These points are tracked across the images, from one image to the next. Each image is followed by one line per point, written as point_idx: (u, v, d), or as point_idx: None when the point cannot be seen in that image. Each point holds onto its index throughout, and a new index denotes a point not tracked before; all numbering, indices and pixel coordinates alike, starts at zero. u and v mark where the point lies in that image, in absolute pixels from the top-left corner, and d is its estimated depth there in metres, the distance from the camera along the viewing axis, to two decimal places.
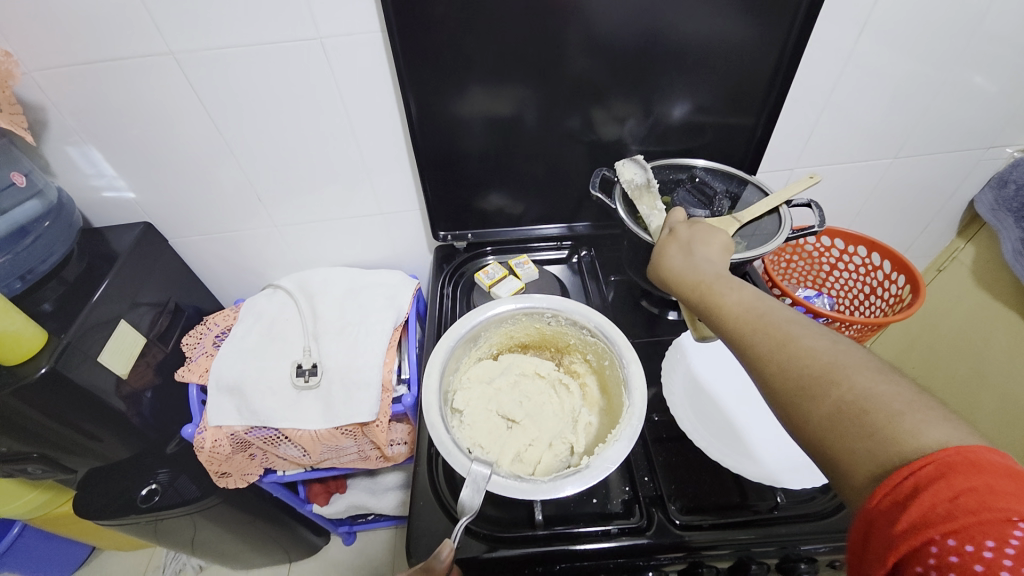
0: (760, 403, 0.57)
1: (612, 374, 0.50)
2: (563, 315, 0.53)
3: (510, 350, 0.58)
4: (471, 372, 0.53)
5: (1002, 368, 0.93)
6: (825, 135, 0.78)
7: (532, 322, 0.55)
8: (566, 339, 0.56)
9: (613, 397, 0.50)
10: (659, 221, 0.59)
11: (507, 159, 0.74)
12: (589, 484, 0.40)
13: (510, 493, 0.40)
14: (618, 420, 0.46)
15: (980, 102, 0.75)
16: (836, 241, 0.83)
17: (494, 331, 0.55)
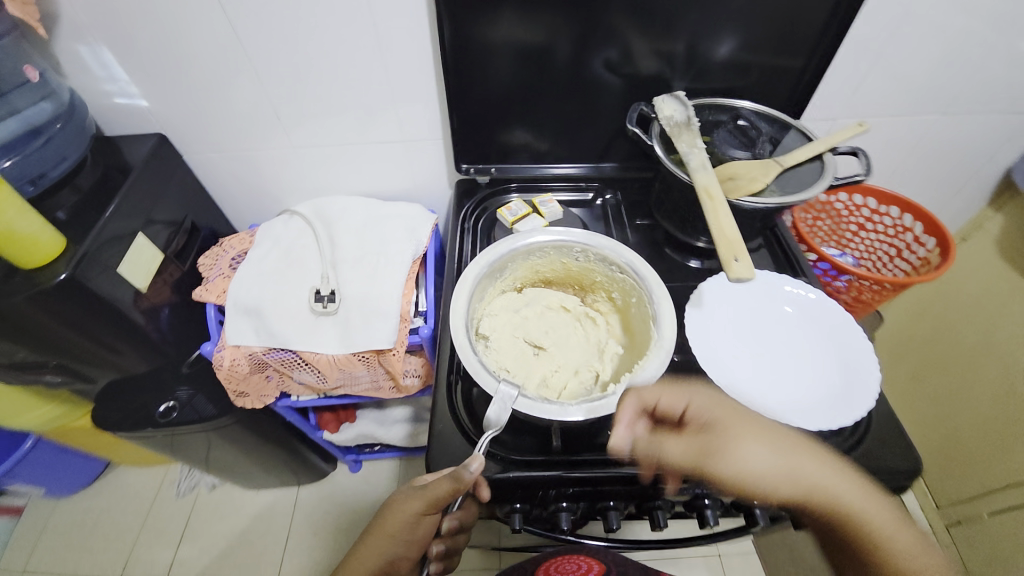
0: (782, 345, 0.54)
1: (638, 312, 0.50)
2: (592, 252, 0.52)
3: (534, 285, 0.57)
4: (496, 302, 0.53)
5: (1016, 342, 0.91)
6: (876, 85, 0.73)
7: (560, 257, 0.54)
8: (592, 276, 0.55)
9: (638, 333, 0.50)
10: (698, 160, 0.57)
11: (537, 91, 0.70)
12: (615, 408, 0.40)
13: (537, 413, 0.41)
14: (644, 354, 0.46)
15: None
16: (869, 199, 0.80)
17: (521, 263, 0.54)
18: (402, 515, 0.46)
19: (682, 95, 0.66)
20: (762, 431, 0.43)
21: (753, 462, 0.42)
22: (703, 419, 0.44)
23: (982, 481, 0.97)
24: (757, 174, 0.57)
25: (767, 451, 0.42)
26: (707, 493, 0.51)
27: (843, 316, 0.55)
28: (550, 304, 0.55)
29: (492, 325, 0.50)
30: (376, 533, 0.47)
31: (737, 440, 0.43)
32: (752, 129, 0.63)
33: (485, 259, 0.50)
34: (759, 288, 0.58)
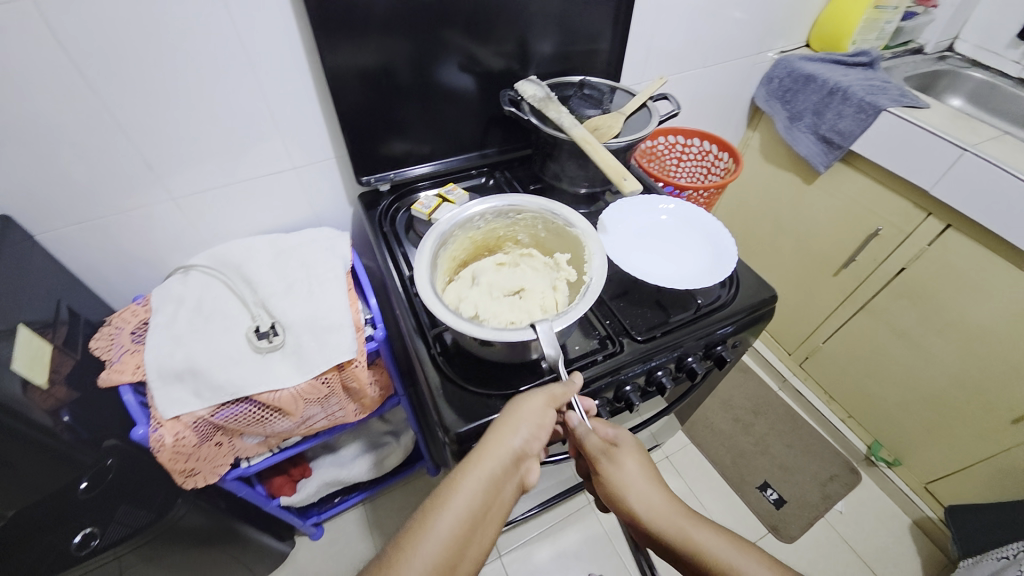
0: (670, 239, 0.72)
1: (548, 227, 0.65)
2: (487, 213, 0.63)
3: (455, 270, 0.66)
4: (451, 292, 0.61)
5: (791, 216, 1.28)
6: (656, 55, 0.98)
7: (465, 233, 0.63)
8: (496, 234, 0.68)
9: (560, 245, 0.65)
10: (569, 120, 0.71)
11: (416, 97, 0.78)
12: (602, 284, 0.53)
13: (566, 322, 0.50)
14: (581, 247, 0.60)
15: (746, 22, 1.03)
16: (678, 137, 1.07)
17: (443, 257, 0.62)
18: (529, 407, 0.52)
19: (536, 79, 0.80)
20: (651, 467, 0.54)
21: (633, 472, 0.53)
22: (618, 440, 0.55)
23: (807, 321, 1.35)
24: (612, 123, 0.74)
25: (647, 473, 0.53)
26: (657, 365, 0.65)
27: (698, 210, 0.74)
28: (489, 270, 0.66)
29: (471, 306, 0.59)
30: (508, 416, 0.52)
31: (624, 462, 0.54)
32: (599, 92, 0.80)
33: (424, 264, 0.56)
34: (641, 205, 0.75)
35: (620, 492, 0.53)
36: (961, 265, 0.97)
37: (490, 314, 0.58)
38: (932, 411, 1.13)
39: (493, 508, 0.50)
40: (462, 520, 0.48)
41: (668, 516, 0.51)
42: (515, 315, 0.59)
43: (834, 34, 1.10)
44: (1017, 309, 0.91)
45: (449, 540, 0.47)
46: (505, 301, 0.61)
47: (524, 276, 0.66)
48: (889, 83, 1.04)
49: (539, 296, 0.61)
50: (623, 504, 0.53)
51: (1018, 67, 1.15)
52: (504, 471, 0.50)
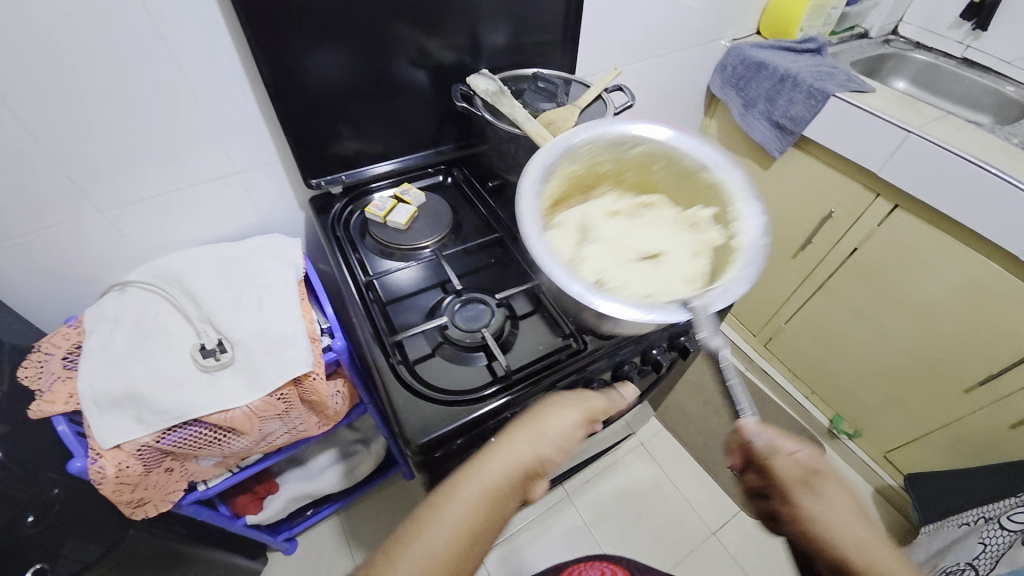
0: None
1: (679, 169, 0.64)
2: (602, 143, 0.62)
3: (560, 211, 0.63)
4: (563, 243, 0.57)
5: None
6: (611, 44, 0.97)
7: (569, 166, 0.62)
8: (601, 168, 0.66)
9: (688, 184, 0.64)
10: (523, 115, 0.70)
11: (364, 95, 0.75)
12: (758, 244, 0.52)
13: (729, 298, 0.48)
14: (719, 195, 0.59)
15: (697, 9, 1.03)
16: None
17: (548, 192, 0.59)
18: (557, 419, 0.52)
19: (488, 73, 0.78)
20: (847, 493, 0.52)
21: (833, 503, 0.51)
22: (814, 467, 0.51)
23: (770, 303, 1.39)
24: (568, 116, 0.72)
25: (844, 503, 0.51)
26: (623, 359, 0.65)
27: None
28: (600, 219, 0.63)
29: (598, 268, 0.55)
30: (532, 424, 0.52)
31: (826, 488, 0.51)
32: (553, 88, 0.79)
33: (532, 210, 0.53)
34: None
35: (822, 527, 0.49)
36: (908, 244, 1.01)
37: (620, 279, 0.54)
38: (886, 384, 1.18)
39: (500, 517, 0.48)
40: (464, 526, 0.47)
41: (872, 551, 0.49)
42: (648, 284, 0.54)
43: (783, 21, 1.12)
44: (959, 284, 0.95)
45: (449, 542, 0.46)
46: (627, 259, 0.58)
47: (646, 233, 0.63)
48: (836, 68, 1.06)
49: (672, 259, 0.58)
50: (822, 539, 0.50)
51: (961, 46, 1.19)
52: (513, 487, 0.49)
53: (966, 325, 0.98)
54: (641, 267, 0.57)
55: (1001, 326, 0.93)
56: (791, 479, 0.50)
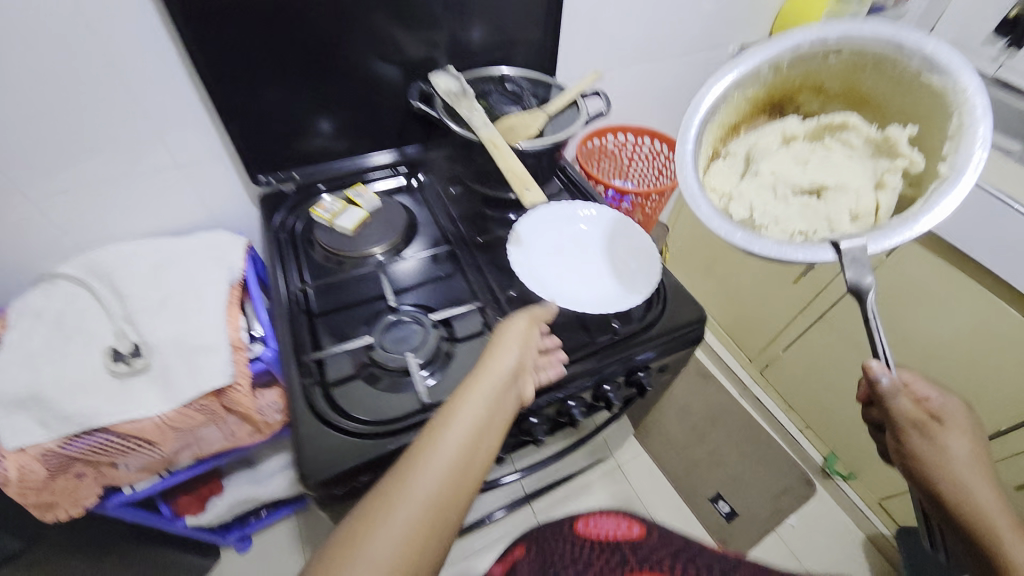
0: (591, 256, 0.65)
1: (895, 75, 0.54)
2: (784, 59, 0.57)
3: (727, 137, 0.63)
4: (717, 177, 0.60)
5: None
6: (603, 45, 0.89)
7: (745, 92, 0.59)
8: (795, 83, 0.61)
9: (895, 100, 0.56)
10: (480, 119, 0.64)
11: (317, 89, 0.70)
12: (969, 176, 0.46)
13: (890, 243, 0.46)
14: (939, 105, 0.51)
15: (701, 11, 0.95)
16: (628, 135, 1.00)
17: (712, 126, 0.60)
18: (515, 327, 0.52)
19: (452, 70, 0.73)
20: (975, 453, 0.51)
21: (950, 460, 0.50)
22: (940, 415, 0.52)
23: (767, 329, 1.30)
24: (529, 123, 0.67)
25: (966, 468, 0.50)
26: (568, 395, 0.59)
27: (622, 219, 0.68)
28: (774, 147, 0.61)
29: (746, 206, 0.58)
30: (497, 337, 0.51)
31: (949, 434, 0.50)
32: (526, 91, 0.73)
33: (687, 159, 0.56)
34: (558, 212, 0.67)
35: (933, 465, 0.50)
36: (917, 281, 0.91)
37: (771, 217, 0.57)
38: None
39: (501, 417, 0.46)
40: (470, 431, 0.43)
41: (997, 518, 0.48)
42: (804, 222, 0.56)
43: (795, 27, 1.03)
44: (969, 328, 0.86)
45: (457, 452, 0.41)
46: (789, 192, 0.58)
47: (829, 160, 0.59)
48: None
49: (849, 193, 0.56)
50: (928, 475, 0.51)
51: (994, 66, 1.08)
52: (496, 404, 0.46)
53: (973, 374, 0.89)
54: (804, 207, 0.57)
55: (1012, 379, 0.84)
56: (907, 415, 0.52)
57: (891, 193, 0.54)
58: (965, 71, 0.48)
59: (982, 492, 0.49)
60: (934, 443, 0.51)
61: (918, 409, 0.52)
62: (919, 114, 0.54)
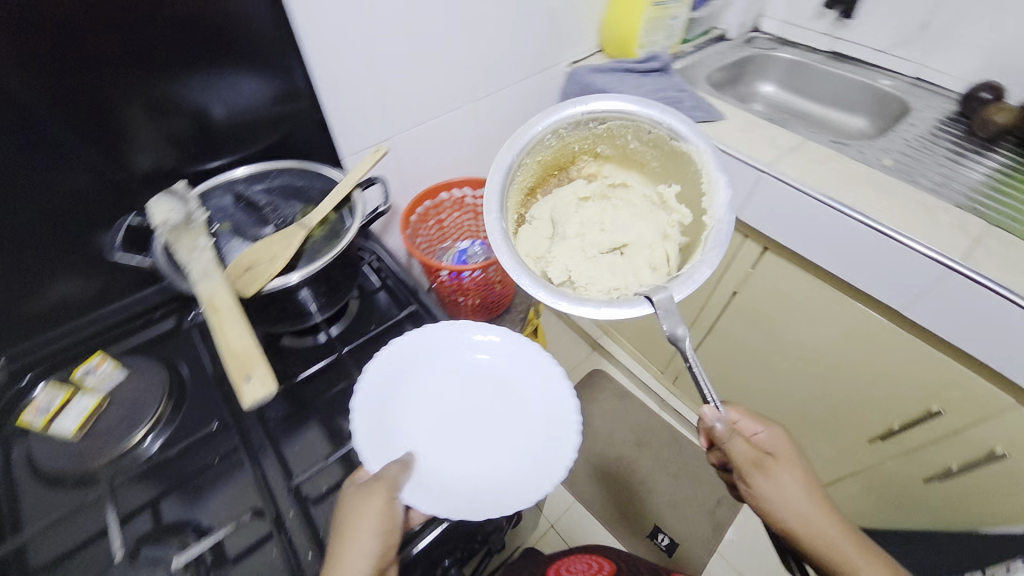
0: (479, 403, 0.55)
1: (643, 143, 0.63)
2: (562, 128, 0.62)
3: (526, 199, 0.66)
4: (525, 237, 0.62)
5: None
6: (405, 102, 0.76)
7: (535, 156, 0.63)
8: (571, 150, 0.67)
9: (652, 161, 0.65)
10: (202, 267, 0.51)
11: (29, 236, 0.54)
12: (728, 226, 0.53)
13: (689, 289, 0.50)
14: (686, 162, 0.59)
15: (511, 39, 0.84)
16: (465, 190, 0.91)
17: (512, 192, 0.62)
18: (372, 511, 0.43)
19: (184, 187, 0.57)
20: (808, 484, 0.53)
21: (790, 494, 0.51)
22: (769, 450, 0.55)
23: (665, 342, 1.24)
24: (276, 252, 0.53)
25: (802, 491, 0.52)
26: None
27: (529, 351, 0.57)
28: (571, 207, 0.66)
29: (563, 267, 0.59)
30: (346, 531, 0.42)
31: (782, 471, 0.53)
32: (286, 211, 0.62)
33: (497, 224, 0.55)
34: (446, 341, 0.58)
35: (771, 505, 0.52)
36: (789, 291, 0.86)
37: (587, 277, 0.58)
38: (792, 427, 1.05)
39: None
40: None
41: (831, 536, 0.51)
42: (613, 278, 0.59)
43: (620, 38, 0.96)
44: (843, 333, 0.82)
45: None
46: (592, 252, 0.61)
47: (619, 216, 0.65)
48: (683, 91, 0.90)
49: (644, 248, 0.61)
50: (769, 513, 0.52)
51: (826, 39, 1.07)
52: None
53: (862, 382, 0.84)
54: (610, 261, 0.61)
55: (890, 387, 0.81)
56: (743, 459, 0.52)
57: (675, 244, 0.60)
58: (697, 135, 0.57)
59: (812, 513, 0.51)
60: (769, 488, 0.52)
61: (751, 453, 0.53)
62: (674, 171, 0.63)
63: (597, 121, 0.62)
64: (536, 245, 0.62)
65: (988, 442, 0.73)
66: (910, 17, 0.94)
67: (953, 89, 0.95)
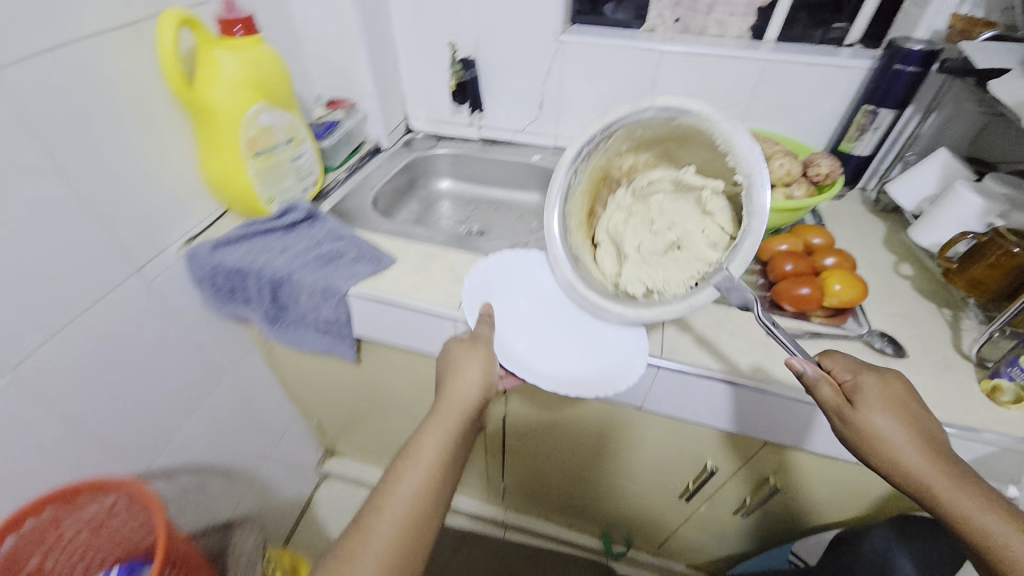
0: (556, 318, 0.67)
1: (657, 129, 0.53)
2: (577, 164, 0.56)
3: (591, 225, 0.63)
4: (599, 271, 0.60)
5: (370, 394, 0.95)
6: None
7: (574, 196, 0.59)
8: (600, 167, 0.59)
9: (671, 139, 0.54)
10: None
11: None
12: (766, 183, 0.44)
13: (748, 257, 0.46)
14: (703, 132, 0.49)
15: (25, 266, 0.54)
16: (43, 513, 0.55)
17: (572, 236, 0.59)
18: (470, 352, 0.58)
19: None
20: (909, 419, 0.45)
21: (884, 419, 0.45)
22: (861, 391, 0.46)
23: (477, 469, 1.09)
24: None
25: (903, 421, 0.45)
26: None
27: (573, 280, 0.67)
28: (622, 217, 0.59)
29: (641, 279, 0.55)
30: (449, 377, 0.57)
31: (873, 408, 0.45)
32: None
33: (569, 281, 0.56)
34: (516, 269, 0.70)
35: (865, 444, 0.45)
36: (548, 408, 0.79)
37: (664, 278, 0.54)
38: (615, 504, 1.00)
39: (456, 457, 0.53)
40: (431, 472, 0.50)
41: (925, 468, 0.43)
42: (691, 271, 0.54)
43: (238, 195, 0.74)
44: (607, 424, 0.76)
45: (425, 485, 0.50)
46: (656, 253, 0.55)
47: (666, 206, 0.56)
48: (340, 241, 0.74)
49: (695, 231, 0.53)
50: (864, 452, 0.45)
51: (475, 128, 1.07)
52: (468, 426, 0.55)
53: (646, 463, 0.81)
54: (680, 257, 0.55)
55: (663, 460, 0.79)
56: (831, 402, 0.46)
57: (727, 211, 0.51)
58: (692, 103, 0.47)
59: (905, 443, 0.44)
60: (860, 411, 0.45)
61: (835, 390, 0.47)
62: (694, 142, 0.52)
63: (604, 135, 0.54)
64: (615, 263, 0.60)
65: (763, 473, 0.71)
66: (529, 96, 0.99)
67: None
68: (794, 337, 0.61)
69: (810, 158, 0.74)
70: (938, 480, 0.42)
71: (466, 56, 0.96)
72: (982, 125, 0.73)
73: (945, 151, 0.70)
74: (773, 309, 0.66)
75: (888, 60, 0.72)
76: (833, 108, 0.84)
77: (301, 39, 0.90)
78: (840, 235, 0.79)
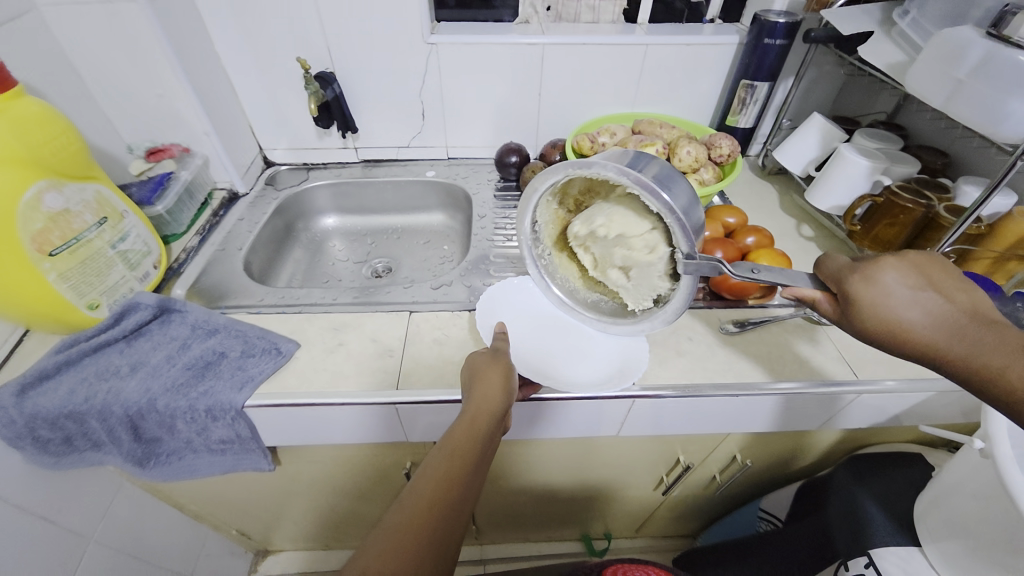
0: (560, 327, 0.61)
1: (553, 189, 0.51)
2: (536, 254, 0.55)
3: None
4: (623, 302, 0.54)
5: (301, 491, 0.79)
6: None
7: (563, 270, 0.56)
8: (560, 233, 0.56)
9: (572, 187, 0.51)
10: None
11: None
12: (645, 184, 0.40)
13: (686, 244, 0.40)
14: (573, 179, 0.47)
15: None
16: None
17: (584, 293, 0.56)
18: (489, 359, 0.51)
19: None
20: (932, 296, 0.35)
21: (895, 311, 0.35)
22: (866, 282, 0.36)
23: None
24: None
25: (920, 298, 0.35)
26: None
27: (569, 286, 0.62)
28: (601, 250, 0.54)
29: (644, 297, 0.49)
30: (470, 387, 0.48)
31: (883, 301, 0.35)
32: None
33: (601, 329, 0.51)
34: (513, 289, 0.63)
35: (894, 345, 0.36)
36: (515, 454, 0.71)
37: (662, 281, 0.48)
38: (595, 511, 0.98)
39: (483, 463, 0.42)
40: (450, 471, 0.39)
41: (966, 347, 0.33)
42: None
43: (36, 312, 0.53)
44: (581, 453, 0.71)
45: (439, 489, 0.38)
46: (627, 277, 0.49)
47: None
48: (216, 337, 0.58)
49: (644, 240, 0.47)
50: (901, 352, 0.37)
51: (351, 151, 0.92)
52: (495, 431, 0.44)
53: (623, 475, 0.78)
54: None
55: (640, 469, 0.76)
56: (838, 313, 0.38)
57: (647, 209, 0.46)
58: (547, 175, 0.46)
59: (929, 324, 0.35)
60: (865, 313, 0.36)
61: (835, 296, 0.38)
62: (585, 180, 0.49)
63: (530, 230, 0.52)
64: None
65: (731, 453, 0.71)
66: (408, 108, 0.87)
67: (484, 156, 0.95)
68: (747, 327, 0.61)
69: (710, 140, 0.74)
70: (982, 352, 0.33)
71: (322, 72, 0.80)
72: (840, 84, 0.81)
73: (819, 115, 0.75)
74: (715, 301, 0.65)
75: (757, 34, 0.73)
76: (712, 85, 0.86)
77: (86, 75, 0.67)
78: (747, 207, 0.82)
